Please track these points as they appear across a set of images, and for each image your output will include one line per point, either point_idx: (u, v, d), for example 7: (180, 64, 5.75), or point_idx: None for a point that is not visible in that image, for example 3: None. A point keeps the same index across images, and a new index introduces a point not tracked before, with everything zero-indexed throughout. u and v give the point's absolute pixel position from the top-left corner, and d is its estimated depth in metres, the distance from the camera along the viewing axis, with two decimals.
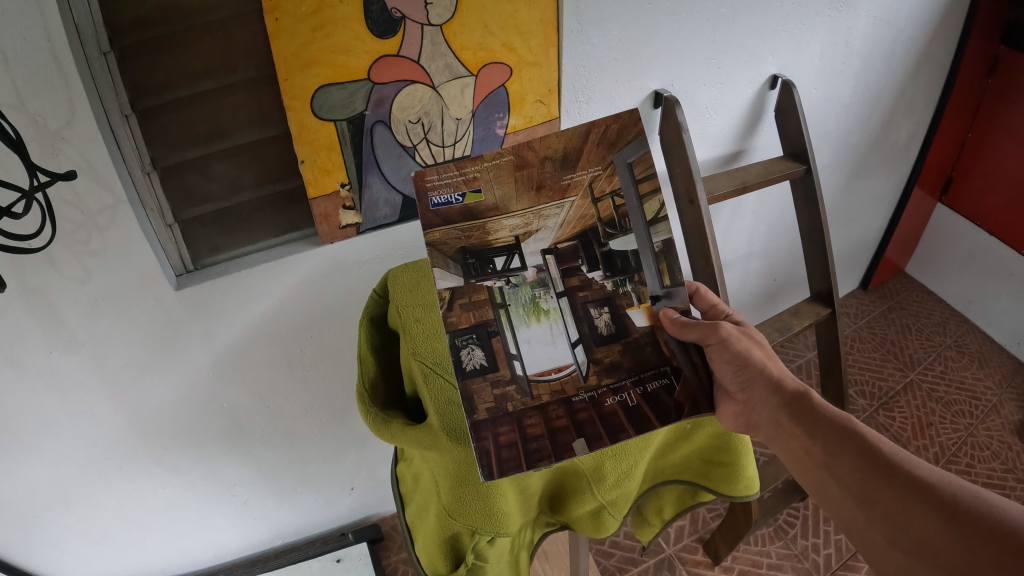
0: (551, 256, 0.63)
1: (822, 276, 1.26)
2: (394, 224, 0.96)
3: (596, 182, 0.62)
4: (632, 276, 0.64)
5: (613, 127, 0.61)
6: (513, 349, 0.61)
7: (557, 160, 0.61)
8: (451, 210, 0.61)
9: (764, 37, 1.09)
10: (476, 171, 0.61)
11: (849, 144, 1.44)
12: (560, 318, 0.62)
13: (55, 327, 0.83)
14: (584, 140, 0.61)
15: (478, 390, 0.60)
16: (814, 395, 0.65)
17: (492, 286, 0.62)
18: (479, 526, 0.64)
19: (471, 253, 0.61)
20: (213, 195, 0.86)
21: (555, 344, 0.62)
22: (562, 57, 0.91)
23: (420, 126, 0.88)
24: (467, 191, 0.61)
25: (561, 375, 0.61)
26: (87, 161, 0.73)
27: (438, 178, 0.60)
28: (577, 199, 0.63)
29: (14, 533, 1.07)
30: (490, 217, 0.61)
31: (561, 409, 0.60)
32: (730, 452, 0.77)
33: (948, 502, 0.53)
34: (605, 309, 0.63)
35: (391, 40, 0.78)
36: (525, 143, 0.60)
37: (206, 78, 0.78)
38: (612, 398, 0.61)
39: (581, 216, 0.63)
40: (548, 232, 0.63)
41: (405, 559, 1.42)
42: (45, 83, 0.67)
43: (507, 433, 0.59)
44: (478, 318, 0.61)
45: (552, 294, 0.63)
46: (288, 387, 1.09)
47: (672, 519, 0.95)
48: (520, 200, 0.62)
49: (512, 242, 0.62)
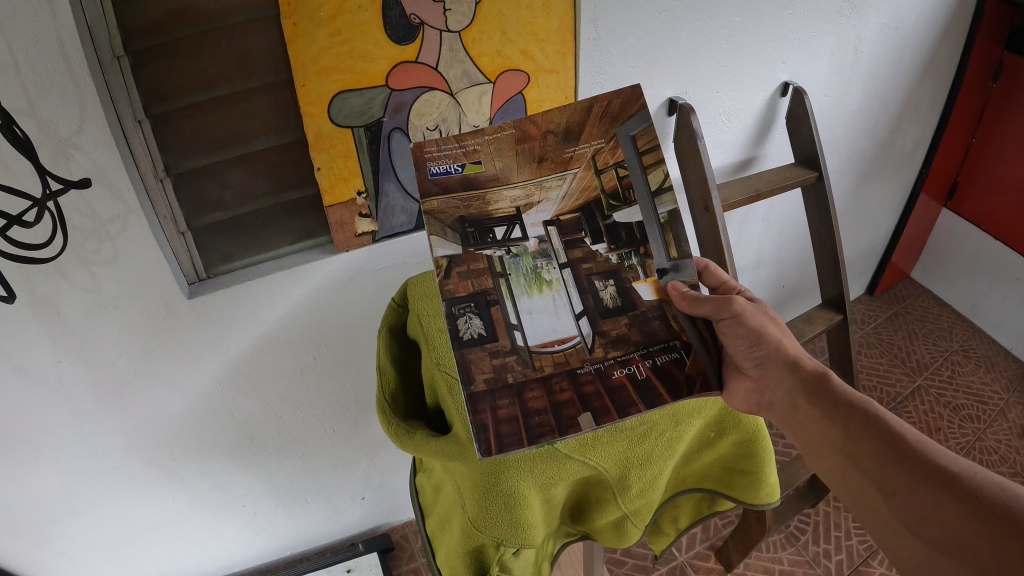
0: (553, 228, 0.63)
1: (833, 281, 1.26)
2: (409, 232, 0.95)
3: (598, 156, 0.62)
4: (636, 248, 0.63)
5: (614, 102, 0.60)
6: (514, 317, 0.60)
7: (559, 135, 0.61)
8: (450, 179, 0.60)
9: (776, 44, 1.09)
10: (477, 144, 0.61)
11: (858, 150, 1.44)
12: (563, 288, 0.61)
13: (64, 334, 0.82)
14: (585, 114, 0.61)
15: (478, 359, 0.58)
16: (832, 376, 0.64)
17: (494, 254, 0.61)
18: (504, 538, 0.63)
19: (470, 222, 0.61)
20: (226, 203, 0.85)
21: (558, 316, 0.60)
22: (579, 64, 0.90)
23: (437, 133, 0.87)
24: (466, 162, 0.61)
25: (567, 345, 0.60)
26: (99, 169, 0.72)
27: (437, 149, 0.60)
28: (579, 171, 0.62)
29: (18, 544, 1.05)
30: (490, 188, 0.61)
31: (565, 380, 0.59)
32: (754, 460, 0.75)
33: (974, 492, 0.52)
34: (610, 282, 0.63)
35: (409, 46, 0.78)
36: (527, 117, 0.61)
37: (221, 84, 0.77)
38: (619, 370, 0.60)
39: (583, 187, 0.62)
40: (550, 202, 0.63)
41: (415, 569, 1.39)
42: (58, 89, 0.66)
43: (507, 404, 0.57)
44: (477, 287, 0.59)
45: (555, 262, 0.62)
46: (300, 397, 1.08)
47: (687, 529, 0.92)
48: (521, 172, 0.62)
49: (512, 212, 0.62)
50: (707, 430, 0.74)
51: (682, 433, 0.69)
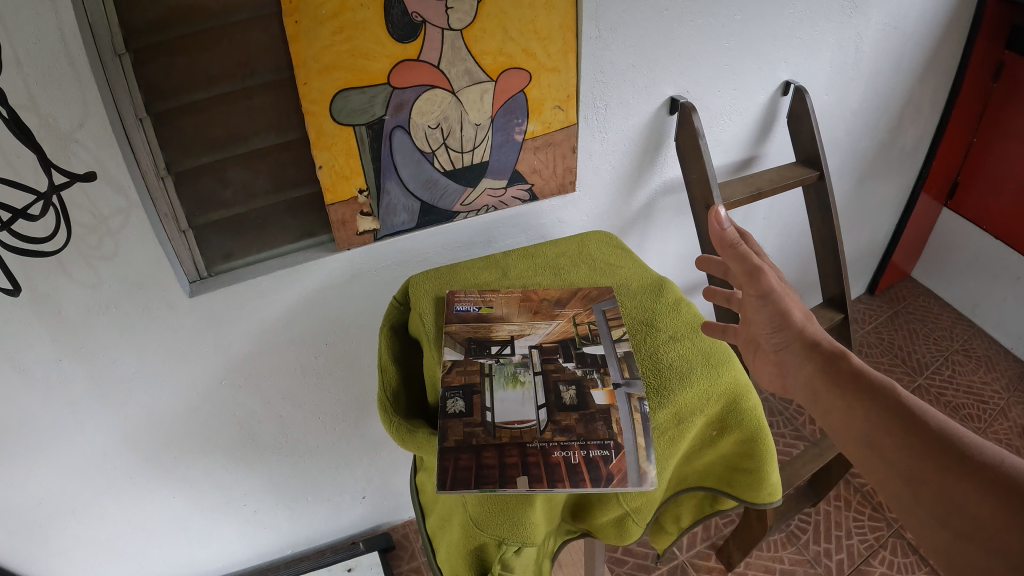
0: (535, 350, 0.65)
1: (834, 280, 1.26)
2: (410, 231, 0.95)
3: (576, 317, 0.69)
4: (599, 367, 0.64)
5: (593, 292, 0.73)
6: (488, 402, 0.60)
7: (552, 301, 0.72)
8: (467, 315, 0.70)
9: (777, 44, 1.09)
10: (494, 299, 0.72)
11: (859, 149, 1.44)
12: (534, 389, 0.61)
13: (65, 332, 0.82)
14: (571, 295, 0.72)
15: (451, 426, 0.58)
16: (854, 359, 0.62)
17: (484, 362, 0.64)
18: (506, 537, 0.63)
19: (473, 340, 0.66)
20: (228, 201, 0.85)
21: (523, 403, 0.60)
22: (580, 62, 0.90)
23: (438, 132, 0.86)
24: (481, 306, 0.71)
25: (521, 425, 0.58)
26: (100, 165, 0.72)
27: (463, 297, 0.72)
28: (561, 323, 0.69)
29: (20, 543, 1.05)
30: (493, 321, 0.69)
31: (514, 450, 0.56)
32: (755, 458, 0.73)
33: (1003, 480, 0.50)
34: (572, 387, 0.62)
35: (411, 44, 0.77)
36: (531, 290, 0.74)
37: (223, 81, 0.77)
38: (559, 452, 0.57)
39: (563, 330, 0.68)
40: (537, 334, 0.67)
41: (416, 568, 1.38)
42: (60, 85, 0.66)
43: (466, 459, 0.56)
44: (466, 381, 0.62)
45: (530, 371, 0.63)
46: (300, 395, 1.07)
47: (689, 527, 0.91)
48: (519, 317, 0.69)
49: (506, 338, 0.67)
50: (707, 428, 0.70)
51: (687, 433, 0.63)
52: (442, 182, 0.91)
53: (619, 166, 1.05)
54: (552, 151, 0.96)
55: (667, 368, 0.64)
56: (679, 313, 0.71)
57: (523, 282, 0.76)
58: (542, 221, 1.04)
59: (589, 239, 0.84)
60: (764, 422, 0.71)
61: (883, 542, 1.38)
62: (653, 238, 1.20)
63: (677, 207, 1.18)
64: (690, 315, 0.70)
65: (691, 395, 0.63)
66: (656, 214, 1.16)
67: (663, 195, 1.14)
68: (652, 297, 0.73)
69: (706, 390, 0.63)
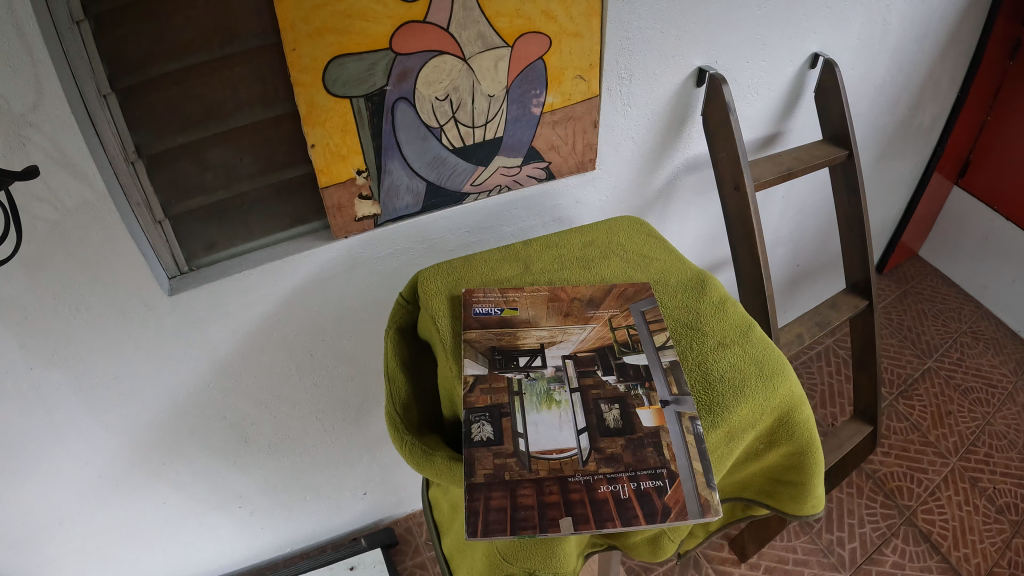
0: (570, 361, 0.58)
1: (859, 264, 1.18)
2: (415, 215, 0.85)
3: (613, 320, 0.61)
4: (643, 380, 0.56)
5: (628, 289, 0.65)
6: (520, 426, 0.53)
7: (583, 300, 0.64)
8: (489, 319, 0.62)
9: (807, 11, 0.99)
10: (517, 297, 0.64)
11: (880, 126, 1.36)
12: (571, 409, 0.54)
13: (35, 337, 0.73)
14: (605, 292, 0.65)
15: (479, 458, 0.51)
16: None
17: (512, 377, 0.56)
18: (536, 569, 0.56)
19: (499, 351, 0.58)
20: (209, 185, 0.75)
21: (561, 430, 0.53)
22: (605, 27, 0.80)
23: (447, 104, 0.76)
24: (505, 307, 0.63)
25: (560, 456, 0.52)
26: (60, 153, 0.61)
27: (483, 296, 0.64)
28: (597, 326, 0.61)
29: (3, 557, 0.97)
30: (519, 327, 0.61)
31: (554, 486, 0.50)
32: (802, 472, 0.67)
33: None
34: (614, 406, 0.55)
35: (417, 3, 0.67)
36: (559, 285, 0.66)
37: (198, 49, 0.65)
38: (605, 487, 0.50)
39: (599, 336, 0.60)
40: (570, 342, 0.60)
41: (421, 564, 1.32)
42: (9, 61, 0.56)
43: (499, 497, 0.49)
44: (493, 401, 0.55)
45: (567, 389, 0.56)
46: (293, 395, 0.99)
47: (717, 531, 0.85)
48: (548, 320, 0.62)
49: (536, 346, 0.59)
50: (755, 442, 0.64)
51: (737, 451, 0.57)
52: (450, 161, 0.82)
53: (640, 143, 0.96)
54: (571, 126, 0.86)
55: (718, 380, 0.57)
56: (727, 314, 0.63)
57: (548, 277, 0.68)
58: (557, 202, 0.95)
59: (615, 226, 0.75)
60: (816, 435, 0.64)
61: (895, 530, 1.36)
62: (671, 221, 1.12)
63: (698, 186, 1.09)
64: (738, 315, 0.62)
65: (745, 412, 0.56)
66: (676, 194, 1.07)
67: (685, 173, 1.05)
68: (693, 296, 0.65)
69: (762, 405, 0.56)
